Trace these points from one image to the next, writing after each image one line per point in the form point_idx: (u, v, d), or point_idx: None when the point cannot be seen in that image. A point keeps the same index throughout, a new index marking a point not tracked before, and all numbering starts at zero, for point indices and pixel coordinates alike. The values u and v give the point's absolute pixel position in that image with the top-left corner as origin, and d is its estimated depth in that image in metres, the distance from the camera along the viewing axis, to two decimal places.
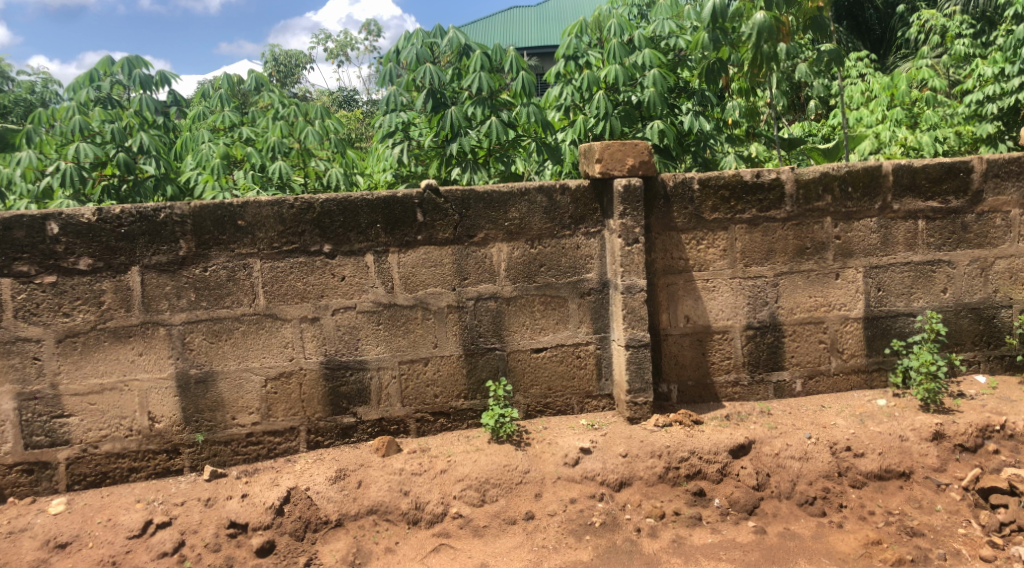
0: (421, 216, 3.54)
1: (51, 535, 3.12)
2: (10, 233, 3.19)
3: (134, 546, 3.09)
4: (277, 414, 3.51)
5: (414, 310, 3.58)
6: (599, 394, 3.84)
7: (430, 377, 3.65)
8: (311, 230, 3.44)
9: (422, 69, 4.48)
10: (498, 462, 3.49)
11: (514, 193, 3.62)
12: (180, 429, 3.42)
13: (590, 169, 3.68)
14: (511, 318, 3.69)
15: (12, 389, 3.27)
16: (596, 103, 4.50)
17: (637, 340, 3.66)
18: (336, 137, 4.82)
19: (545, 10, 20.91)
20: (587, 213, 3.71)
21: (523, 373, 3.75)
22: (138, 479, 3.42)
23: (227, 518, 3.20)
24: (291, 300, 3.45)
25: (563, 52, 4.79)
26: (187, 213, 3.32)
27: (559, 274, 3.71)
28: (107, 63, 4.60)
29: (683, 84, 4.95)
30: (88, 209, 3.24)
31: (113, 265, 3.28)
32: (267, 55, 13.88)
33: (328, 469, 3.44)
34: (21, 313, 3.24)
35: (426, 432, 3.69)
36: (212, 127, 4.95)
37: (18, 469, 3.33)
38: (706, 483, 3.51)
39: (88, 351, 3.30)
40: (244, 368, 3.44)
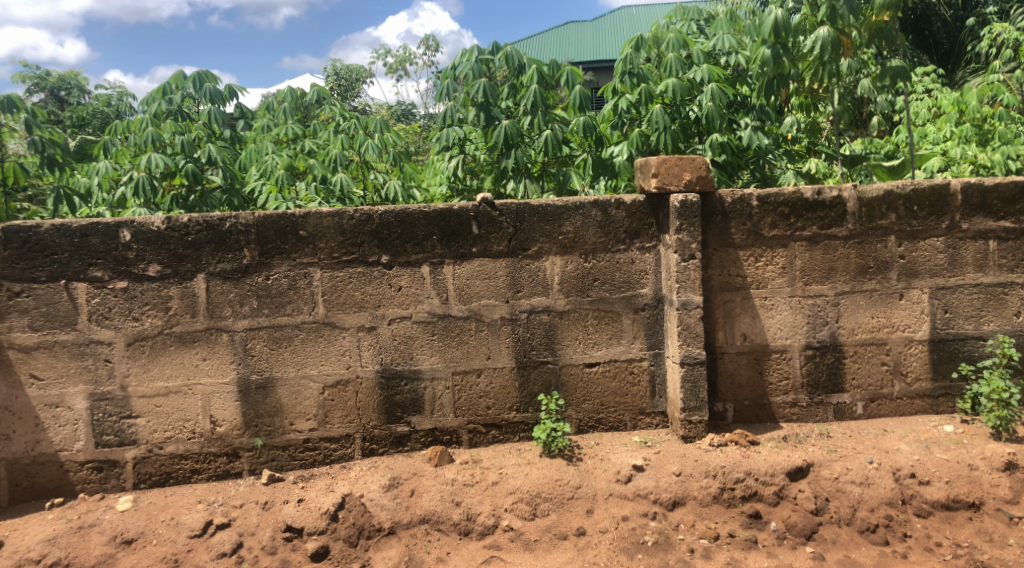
0: (476, 228, 3.57)
1: (118, 531, 3.22)
2: (86, 240, 3.31)
3: (195, 545, 3.18)
4: (333, 421, 3.56)
5: (468, 321, 3.61)
6: (653, 411, 3.80)
7: (483, 389, 3.67)
8: (369, 240, 3.50)
9: (480, 84, 4.53)
10: (550, 476, 3.48)
11: (569, 207, 3.63)
12: (240, 433, 3.50)
13: (646, 184, 3.67)
14: (564, 332, 3.69)
15: (85, 389, 3.38)
16: (654, 117, 4.47)
17: (692, 358, 3.62)
18: (394, 150, 4.93)
19: (602, 24, 20.91)
20: (642, 228, 3.70)
21: (576, 388, 3.74)
22: (199, 480, 3.50)
23: (283, 522, 3.27)
24: (349, 309, 3.52)
25: (620, 67, 4.72)
26: (251, 223, 3.42)
27: (613, 289, 3.70)
28: (180, 76, 4.78)
29: (742, 99, 4.88)
30: (159, 217, 3.35)
31: (180, 272, 3.39)
32: (328, 69, 14.23)
33: (382, 477, 3.48)
34: (94, 317, 3.36)
35: (478, 443, 3.70)
36: (276, 138, 5.10)
37: (88, 466, 3.43)
38: (762, 505, 3.45)
39: (156, 355, 3.41)
40: (302, 376, 3.51)
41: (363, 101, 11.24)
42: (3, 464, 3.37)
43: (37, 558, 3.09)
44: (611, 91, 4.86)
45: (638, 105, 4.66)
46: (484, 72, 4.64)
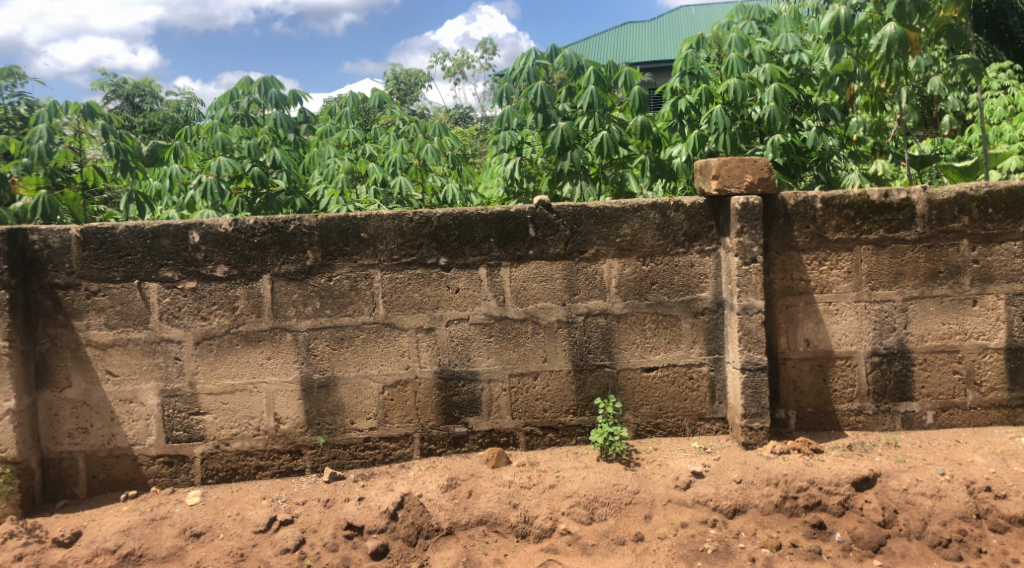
0: (533, 231, 3.58)
1: (187, 524, 3.31)
2: (158, 241, 3.42)
3: (259, 540, 3.26)
4: (392, 421, 3.61)
5: (525, 323, 3.62)
6: (712, 417, 3.75)
7: (540, 392, 3.67)
8: (428, 243, 3.54)
9: (537, 86, 4.54)
10: (608, 481, 3.47)
11: (627, 209, 3.61)
12: (303, 431, 3.57)
13: (706, 186, 3.62)
14: (622, 336, 3.67)
15: (156, 386, 3.48)
16: (713, 117, 4.41)
17: (753, 363, 3.57)
18: (453, 153, 4.96)
19: (659, 25, 20.71)
20: (703, 230, 3.65)
21: (633, 392, 3.71)
22: (263, 476, 3.58)
23: (344, 519, 3.32)
24: (409, 310, 3.56)
25: (680, 66, 4.71)
26: (314, 225, 3.48)
27: (672, 292, 3.67)
28: (246, 82, 4.91)
29: (806, 99, 4.80)
30: (227, 220, 3.44)
31: (247, 273, 3.47)
32: (387, 74, 14.46)
33: (440, 477, 3.51)
34: (165, 316, 3.46)
35: (535, 445, 3.70)
36: (337, 143, 5.19)
37: (160, 460, 3.53)
38: (826, 515, 3.37)
39: (223, 353, 3.50)
40: (362, 375, 3.56)
41: (421, 106, 11.38)
42: (81, 456, 3.49)
43: (112, 548, 3.19)
44: (669, 91, 4.81)
45: (698, 105, 4.63)
46: (542, 74, 4.65)
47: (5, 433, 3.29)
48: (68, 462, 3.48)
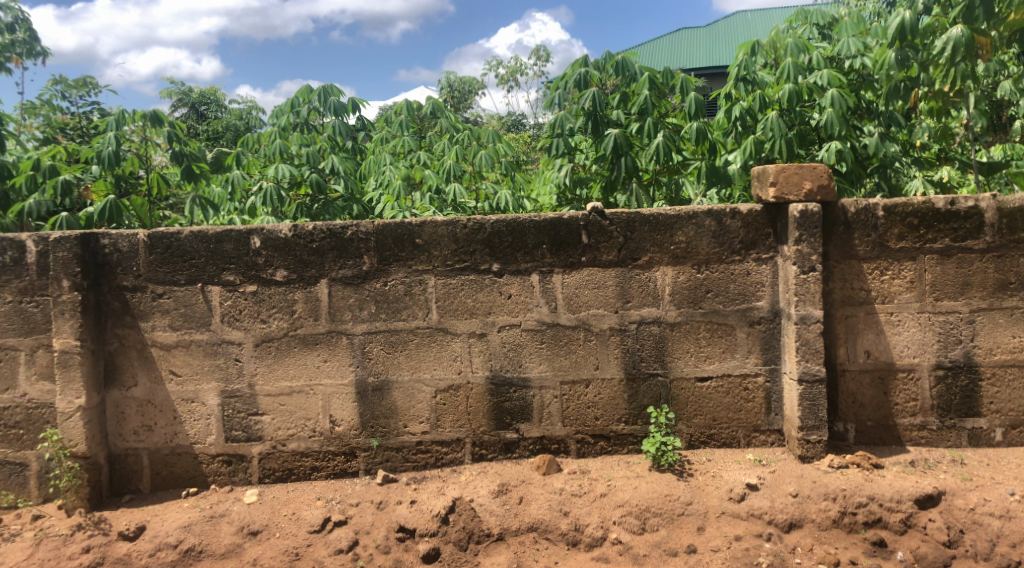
0: (586, 237, 3.57)
1: (245, 522, 3.39)
2: (220, 245, 3.51)
3: (314, 541, 3.32)
4: (444, 425, 3.64)
5: (577, 330, 3.61)
6: (768, 428, 3.69)
7: (592, 400, 3.65)
8: (482, 249, 3.56)
9: (590, 92, 4.53)
10: (660, 491, 3.43)
11: (682, 216, 3.58)
12: (357, 433, 3.62)
13: (763, 194, 3.57)
14: (676, 345, 3.63)
15: (217, 386, 3.57)
16: (769, 123, 4.34)
17: (810, 375, 3.50)
18: (506, 160, 4.99)
19: (715, 30, 20.48)
20: (759, 238, 3.60)
21: (687, 402, 3.67)
22: (319, 477, 3.64)
23: (397, 522, 3.36)
24: (461, 316, 3.58)
25: (735, 73, 4.64)
26: (371, 231, 3.54)
27: (727, 301, 3.62)
28: (307, 91, 5.02)
29: (867, 105, 4.69)
30: (286, 225, 3.52)
31: (305, 277, 3.54)
32: (442, 82, 14.62)
33: (491, 482, 3.53)
34: (226, 318, 3.54)
35: (586, 453, 3.69)
36: (393, 150, 5.27)
37: (219, 459, 3.61)
38: (887, 533, 3.27)
39: (281, 355, 3.57)
40: (416, 379, 3.60)
41: (475, 112, 11.46)
42: (145, 452, 3.59)
43: (174, 543, 3.28)
44: (724, 97, 4.75)
45: (754, 111, 4.56)
46: (595, 82, 4.65)
47: (75, 428, 3.42)
48: (134, 458, 3.59)
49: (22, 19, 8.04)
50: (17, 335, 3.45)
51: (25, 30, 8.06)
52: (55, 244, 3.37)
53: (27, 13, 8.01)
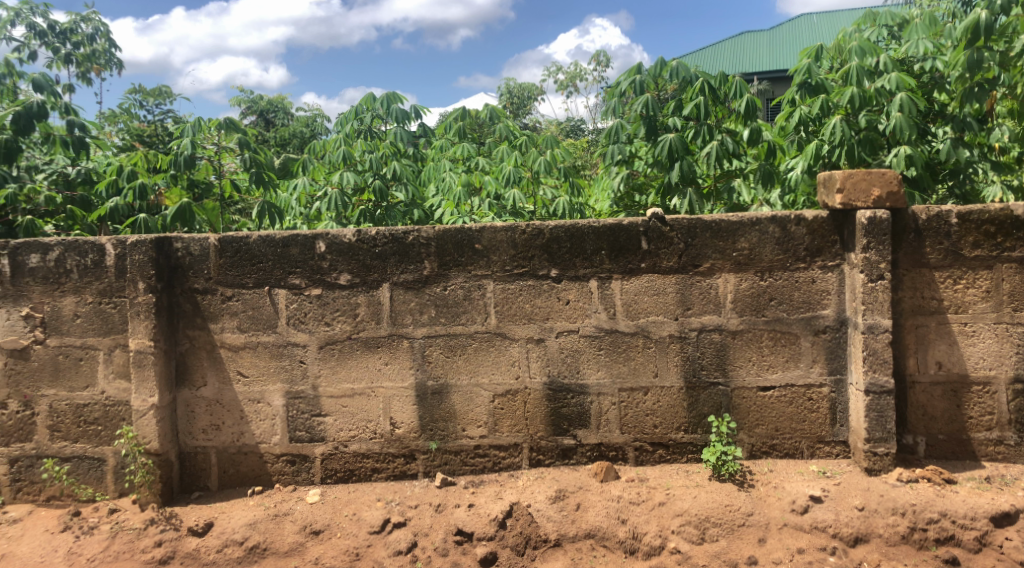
0: (646, 243, 3.55)
1: (308, 521, 3.46)
2: (287, 250, 3.60)
3: (374, 541, 3.37)
4: (502, 429, 3.65)
5: (636, 337, 3.58)
6: (833, 440, 3.60)
7: (650, 407, 3.62)
8: (540, 254, 3.57)
9: (646, 98, 4.51)
10: (720, 501, 3.38)
11: (744, 223, 3.52)
12: (417, 435, 3.66)
13: (829, 200, 3.49)
14: (737, 353, 3.58)
15: (282, 387, 3.66)
16: (834, 129, 4.23)
17: (878, 386, 3.41)
18: (564, 166, 4.99)
19: (779, 33, 20.10)
20: (825, 245, 3.52)
21: (748, 411, 3.61)
22: (379, 479, 3.70)
23: (455, 525, 3.39)
24: (520, 321, 3.60)
25: (798, 77, 4.51)
26: (432, 236, 3.59)
27: (791, 309, 3.55)
28: (370, 98, 5.12)
29: (940, 108, 4.53)
30: (350, 230, 3.59)
31: (368, 281, 3.61)
32: (501, 89, 14.74)
33: (549, 488, 3.53)
34: (291, 321, 3.63)
35: (644, 461, 3.66)
36: (453, 156, 5.33)
37: (284, 459, 3.70)
38: (960, 551, 3.17)
39: (344, 358, 3.64)
40: (474, 383, 3.63)
41: (534, 119, 11.51)
42: (213, 451, 3.70)
43: (240, 540, 3.38)
44: (788, 102, 4.64)
45: (818, 116, 4.44)
46: (652, 88, 4.62)
47: (149, 426, 3.55)
48: (203, 456, 3.70)
49: (101, 30, 8.41)
50: (96, 334, 3.61)
51: (105, 40, 8.44)
52: (132, 248, 3.51)
53: (106, 24, 8.38)
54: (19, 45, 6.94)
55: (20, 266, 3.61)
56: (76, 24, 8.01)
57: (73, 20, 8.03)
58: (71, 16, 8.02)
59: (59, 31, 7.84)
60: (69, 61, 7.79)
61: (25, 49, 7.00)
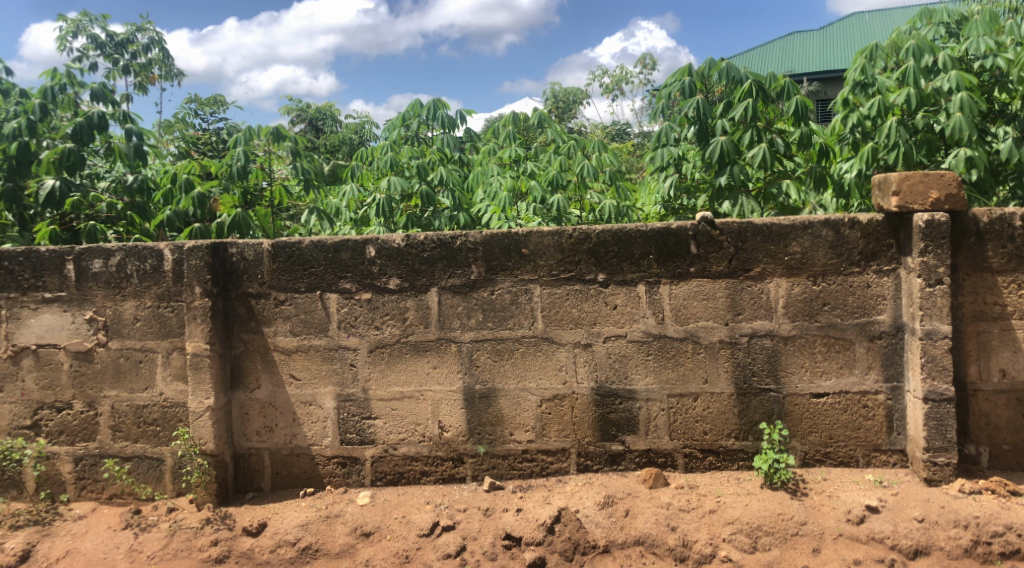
0: (695, 247, 3.51)
1: (359, 523, 3.50)
2: (338, 255, 3.66)
3: (424, 544, 3.40)
4: (550, 434, 3.65)
5: (685, 343, 3.55)
6: (889, 449, 3.51)
7: (700, 414, 3.58)
8: (587, 259, 3.56)
9: (694, 100, 4.45)
10: (772, 509, 3.33)
11: (796, 226, 3.46)
12: (465, 439, 3.68)
13: (885, 203, 3.41)
14: (789, 359, 3.51)
15: (333, 390, 3.71)
16: (889, 130, 4.12)
17: (937, 394, 3.32)
18: (611, 170, 4.96)
19: (830, 32, 19.71)
20: (881, 249, 3.44)
21: (802, 418, 3.54)
22: (428, 482, 3.72)
23: (503, 529, 3.39)
24: (567, 325, 3.59)
25: (852, 77, 4.41)
26: (479, 241, 3.60)
27: (845, 314, 3.48)
28: (417, 105, 5.16)
29: (1000, 107, 4.39)
30: (399, 235, 3.63)
31: (416, 285, 3.64)
32: (547, 94, 14.79)
33: (597, 494, 3.51)
34: (342, 325, 3.68)
35: (694, 468, 3.61)
36: (500, 161, 5.34)
37: (335, 461, 3.75)
38: None
39: (393, 361, 3.68)
40: (521, 388, 3.63)
41: (579, 123, 11.50)
42: (267, 452, 3.76)
43: (293, 541, 3.44)
44: (841, 103, 4.54)
45: (872, 117, 4.33)
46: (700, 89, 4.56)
47: (205, 427, 3.64)
48: (257, 457, 3.77)
49: (155, 40, 8.64)
50: (155, 337, 3.71)
51: (159, 50, 8.67)
52: (189, 253, 3.60)
53: (161, 34, 8.60)
54: (79, 56, 7.17)
55: (84, 271, 3.73)
56: (132, 34, 8.25)
57: (129, 31, 8.27)
58: (128, 28, 8.26)
59: (117, 42, 8.07)
60: (126, 72, 8.02)
61: (85, 60, 7.23)
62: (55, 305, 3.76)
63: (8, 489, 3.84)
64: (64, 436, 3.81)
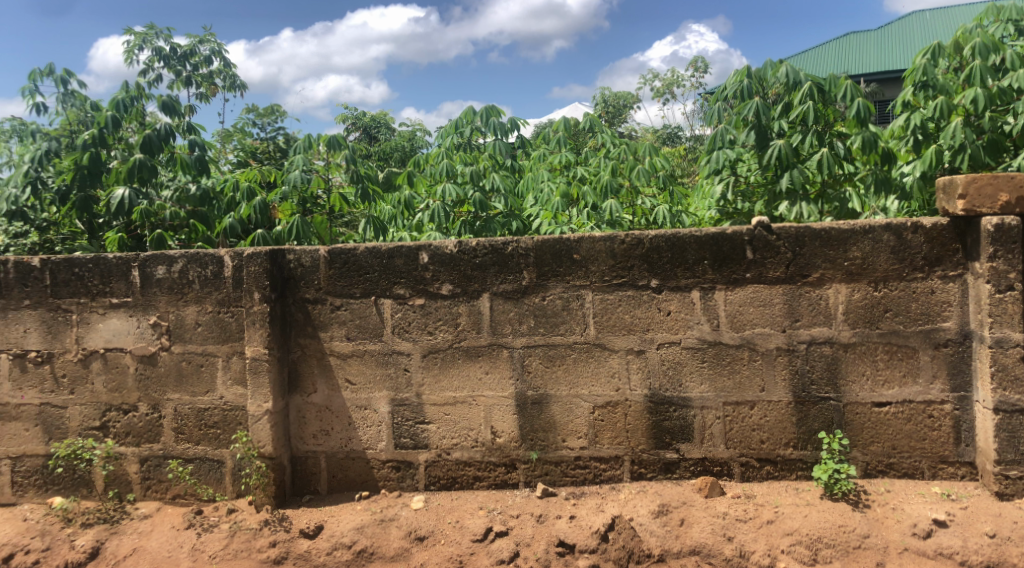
0: (751, 253, 3.45)
1: (413, 527, 3.53)
2: (392, 261, 3.70)
3: (477, 549, 3.40)
4: (603, 442, 3.62)
5: (741, 350, 3.49)
6: (957, 461, 3.40)
7: (757, 422, 3.51)
8: (640, 264, 3.53)
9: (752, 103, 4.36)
10: (833, 521, 3.25)
11: (856, 231, 3.37)
12: (518, 445, 3.68)
13: (950, 206, 3.30)
14: (850, 367, 3.42)
15: (387, 395, 3.75)
16: (955, 131, 3.99)
17: (1008, 404, 3.23)
18: (664, 174, 4.90)
19: (889, 31, 19.21)
20: (946, 254, 3.33)
21: (863, 428, 3.44)
22: (481, 487, 3.73)
23: (556, 536, 3.38)
24: (620, 332, 3.56)
25: (914, 78, 4.29)
26: (531, 246, 3.60)
27: (908, 321, 3.37)
28: (470, 113, 5.20)
29: None
30: (452, 241, 3.65)
31: (469, 291, 3.66)
32: (597, 98, 14.74)
33: (651, 502, 3.47)
34: (396, 330, 3.72)
35: (750, 478, 3.54)
36: (551, 167, 5.34)
37: (389, 465, 3.78)
38: None
39: (446, 366, 3.70)
40: (574, 395, 3.62)
41: (630, 127, 11.44)
42: (323, 456, 3.82)
43: (348, 543, 3.48)
44: (902, 104, 4.41)
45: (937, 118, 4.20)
46: (757, 92, 4.48)
47: (263, 430, 3.71)
48: (313, 460, 3.83)
49: (216, 51, 8.88)
50: (216, 342, 3.80)
51: (220, 61, 8.90)
52: (248, 259, 3.68)
53: (222, 46, 8.83)
54: (145, 68, 7.40)
55: (148, 277, 3.84)
56: (196, 46, 8.49)
57: (192, 43, 8.52)
58: (190, 40, 8.50)
59: (180, 54, 8.31)
60: (189, 83, 8.26)
61: (150, 72, 7.47)
62: (122, 310, 3.88)
63: (78, 488, 3.98)
64: (130, 437, 3.92)
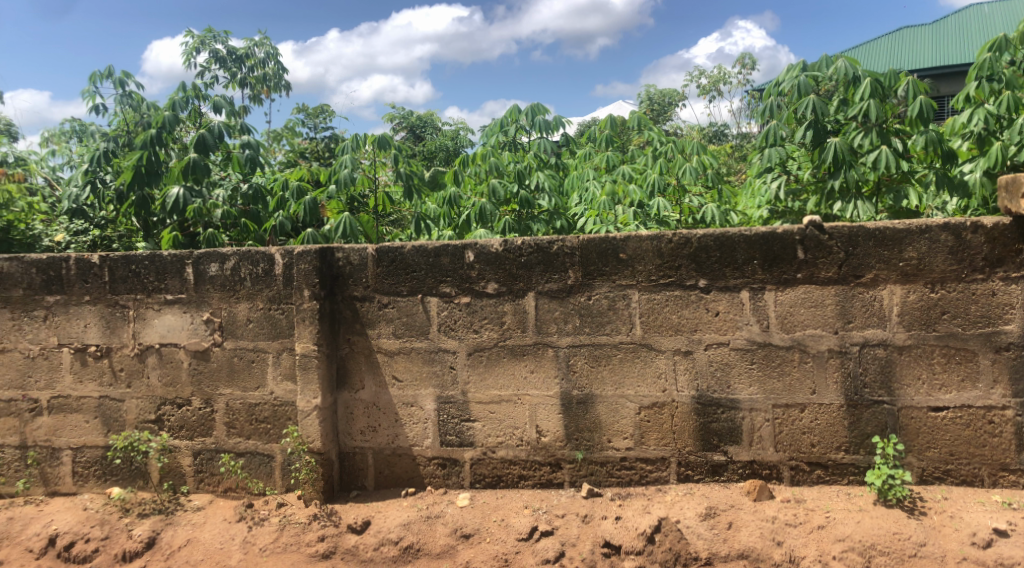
0: (802, 252, 3.38)
1: (458, 525, 3.55)
2: (438, 259, 3.72)
3: (523, 548, 3.40)
4: (649, 442, 3.59)
5: (791, 352, 3.42)
6: (1019, 468, 3.30)
7: (807, 425, 3.44)
8: (688, 264, 3.49)
9: (808, 100, 4.27)
10: (887, 528, 3.18)
11: (912, 231, 3.28)
12: (563, 444, 3.67)
13: (1013, 205, 3.20)
14: (904, 370, 3.34)
15: (433, 392, 3.77)
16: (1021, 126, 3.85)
17: None
18: (712, 172, 4.83)
19: (945, 25, 18.68)
20: (1008, 254, 3.23)
21: (919, 433, 3.35)
22: (526, 486, 3.73)
23: (602, 537, 3.37)
24: (667, 332, 3.53)
25: (976, 72, 4.15)
26: (577, 245, 3.58)
27: (968, 324, 3.28)
28: (515, 111, 5.19)
29: None
30: (498, 240, 3.65)
31: (514, 290, 3.66)
32: (642, 96, 14.66)
33: (698, 505, 3.43)
34: (442, 328, 3.74)
35: (800, 481, 3.48)
36: (596, 166, 5.30)
37: (435, 462, 3.81)
38: None
39: (491, 364, 3.70)
40: (619, 395, 3.59)
41: (675, 126, 11.34)
42: (370, 451, 3.86)
43: (395, 539, 3.51)
44: (963, 100, 4.27)
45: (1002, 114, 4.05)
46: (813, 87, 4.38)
47: (312, 426, 3.76)
48: (360, 457, 3.87)
49: (270, 54, 9.03)
50: (266, 338, 3.87)
51: (273, 64, 9.05)
52: (298, 257, 3.73)
53: (276, 49, 8.98)
54: (201, 70, 7.57)
55: (201, 274, 3.92)
56: (251, 49, 8.65)
57: (247, 46, 8.68)
58: (246, 43, 8.67)
59: (235, 56, 8.48)
60: (243, 84, 8.42)
61: (206, 73, 7.64)
62: (176, 306, 3.97)
63: (135, 479, 4.09)
64: (184, 430, 4.02)
